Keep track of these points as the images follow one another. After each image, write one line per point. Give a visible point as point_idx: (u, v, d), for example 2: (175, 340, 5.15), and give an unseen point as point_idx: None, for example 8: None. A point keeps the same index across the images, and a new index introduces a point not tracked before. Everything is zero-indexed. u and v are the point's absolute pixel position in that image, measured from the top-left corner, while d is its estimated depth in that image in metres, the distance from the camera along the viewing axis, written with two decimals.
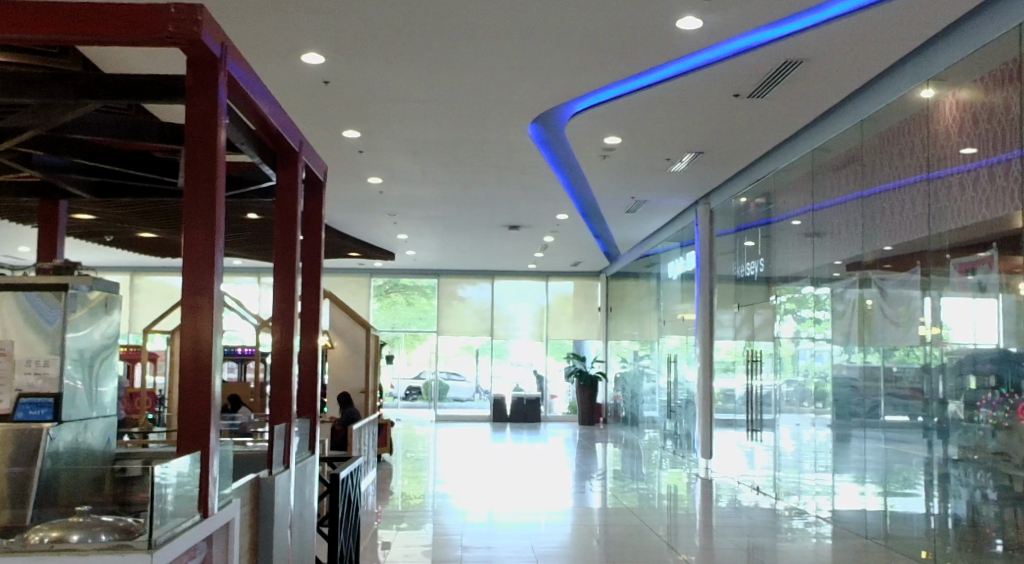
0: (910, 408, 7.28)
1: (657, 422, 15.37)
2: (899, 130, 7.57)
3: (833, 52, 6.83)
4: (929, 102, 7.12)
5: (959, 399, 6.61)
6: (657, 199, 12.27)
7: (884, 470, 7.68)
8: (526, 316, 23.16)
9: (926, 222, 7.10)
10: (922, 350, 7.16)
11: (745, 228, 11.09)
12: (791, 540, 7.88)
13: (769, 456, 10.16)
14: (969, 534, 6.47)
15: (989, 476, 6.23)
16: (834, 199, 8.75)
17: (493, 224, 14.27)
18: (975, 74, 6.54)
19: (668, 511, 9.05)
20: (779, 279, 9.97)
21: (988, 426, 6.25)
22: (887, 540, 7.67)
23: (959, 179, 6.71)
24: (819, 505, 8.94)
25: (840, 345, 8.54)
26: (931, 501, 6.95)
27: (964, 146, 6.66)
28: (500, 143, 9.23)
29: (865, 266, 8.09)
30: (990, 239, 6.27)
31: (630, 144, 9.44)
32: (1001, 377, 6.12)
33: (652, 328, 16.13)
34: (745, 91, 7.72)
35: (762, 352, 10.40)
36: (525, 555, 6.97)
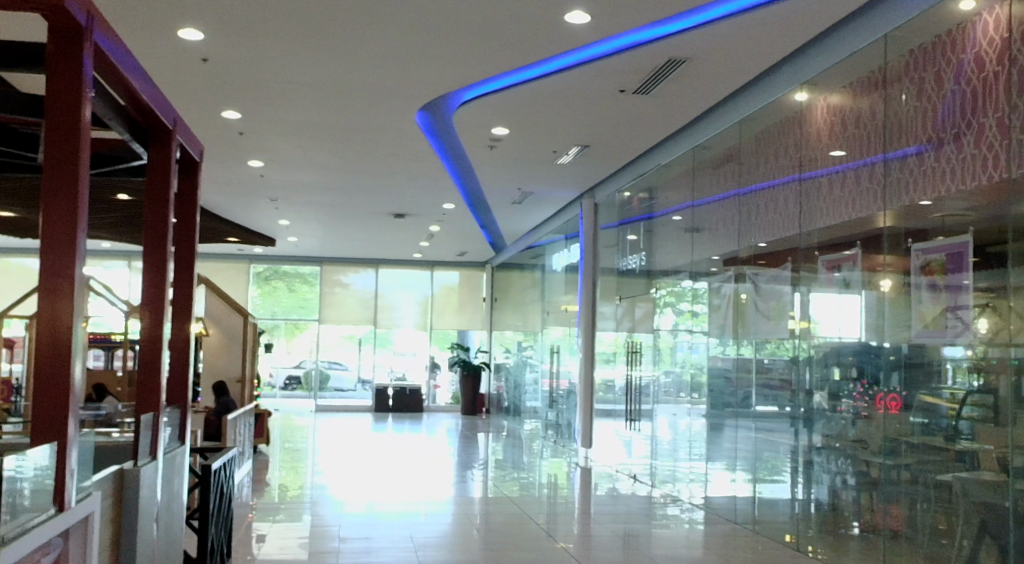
0: (780, 399, 7.58)
1: (539, 412, 15.55)
2: (774, 131, 7.86)
3: (713, 53, 7.03)
4: (802, 105, 7.41)
5: (824, 390, 6.92)
6: (542, 190, 12.37)
7: (753, 458, 7.98)
8: (410, 306, 23.04)
9: (797, 220, 7.40)
10: (791, 342, 7.47)
11: (627, 222, 11.31)
12: (664, 526, 8.11)
13: (646, 445, 10.40)
14: (829, 518, 6.79)
15: (848, 463, 6.55)
16: (712, 196, 9.03)
17: (378, 212, 14.11)
18: (844, 80, 6.85)
19: (547, 500, 9.17)
20: (659, 272, 10.21)
21: (849, 416, 6.57)
22: (754, 526, 7.96)
23: (827, 180, 7.02)
24: (693, 492, 9.21)
25: (715, 337, 8.82)
26: (796, 488, 7.26)
27: (833, 149, 6.97)
28: (386, 130, 9.12)
29: (740, 261, 8.37)
30: (855, 237, 6.59)
31: (517, 136, 9.48)
32: (862, 369, 6.45)
33: (535, 319, 16.30)
34: (630, 87, 7.87)
35: (642, 343, 10.64)
36: (403, 546, 6.92)
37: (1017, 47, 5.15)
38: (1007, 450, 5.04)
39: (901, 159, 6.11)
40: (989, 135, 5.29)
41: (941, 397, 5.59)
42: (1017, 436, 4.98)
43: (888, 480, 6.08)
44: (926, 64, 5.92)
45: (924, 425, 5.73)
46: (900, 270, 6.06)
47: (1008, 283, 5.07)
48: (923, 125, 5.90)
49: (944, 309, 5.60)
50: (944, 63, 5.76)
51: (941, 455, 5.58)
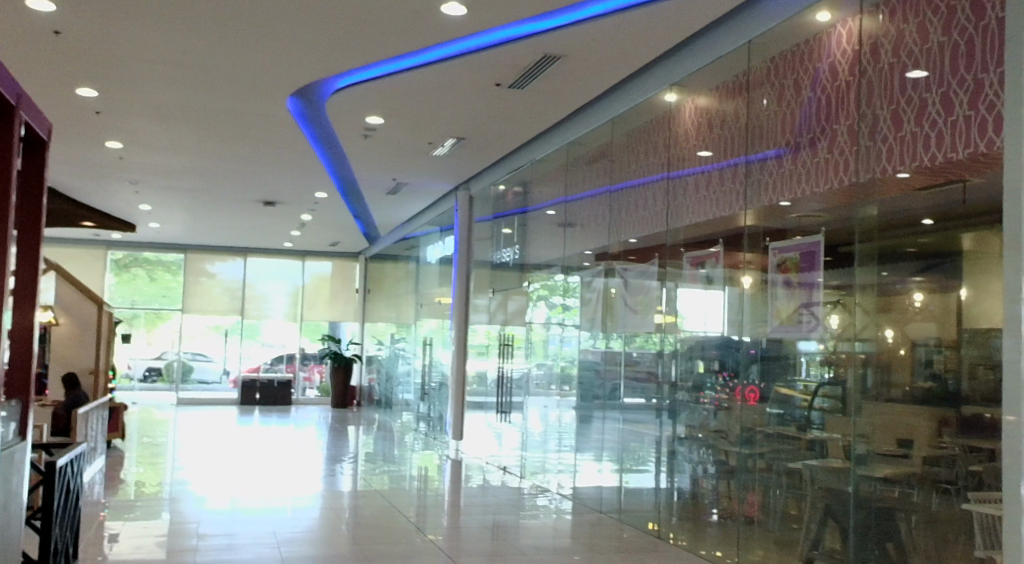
0: (646, 391, 7.78)
1: (410, 404, 15.48)
2: (644, 130, 8.05)
3: (587, 51, 7.14)
4: (671, 106, 7.61)
5: (688, 382, 7.15)
6: (417, 182, 12.30)
7: (620, 448, 8.17)
8: (280, 296, 22.53)
9: (665, 217, 7.61)
10: (657, 336, 7.68)
11: (501, 216, 11.38)
12: (532, 517, 8.21)
13: (517, 437, 10.51)
14: (689, 506, 7.02)
15: (708, 452, 6.80)
16: (584, 191, 9.18)
17: (246, 199, 13.72)
18: (711, 83, 7.08)
19: (417, 492, 9.14)
20: (533, 266, 10.32)
21: (711, 407, 6.81)
22: (619, 514, 8.16)
23: (693, 179, 7.24)
24: (562, 483, 9.36)
25: (586, 331, 8.98)
26: (660, 477, 7.48)
27: (700, 149, 7.19)
28: (255, 114, 8.85)
29: (610, 257, 8.55)
30: (717, 235, 6.83)
31: (391, 126, 9.38)
32: (724, 362, 6.69)
33: (409, 311, 16.21)
34: (506, 82, 7.91)
35: (515, 336, 10.74)
36: (266, 542, 6.76)
37: (867, 59, 5.45)
38: (853, 438, 5.33)
39: (762, 161, 6.36)
40: (841, 141, 5.58)
41: (795, 388, 5.86)
42: (862, 425, 5.27)
43: (744, 468, 6.33)
44: (786, 71, 6.18)
45: (779, 417, 5.99)
46: (759, 268, 6.32)
47: (856, 281, 5.36)
48: (782, 129, 6.17)
49: (798, 305, 5.88)
50: (801, 71, 6.03)
51: (792, 444, 5.85)
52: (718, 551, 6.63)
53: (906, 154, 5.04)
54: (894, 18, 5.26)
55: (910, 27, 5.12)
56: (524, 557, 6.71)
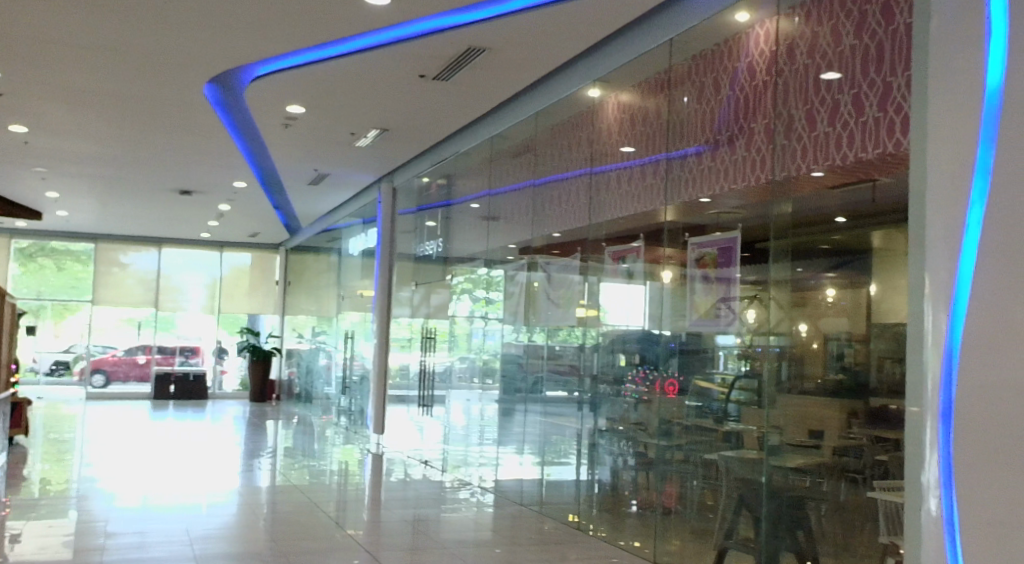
0: (568, 384, 7.83)
1: (331, 398, 15.31)
2: (568, 125, 8.09)
3: (511, 45, 7.14)
4: (595, 101, 7.67)
5: (610, 375, 7.22)
6: (339, 173, 12.14)
7: (542, 441, 8.21)
8: (196, 288, 22.02)
9: (587, 212, 7.66)
10: (579, 330, 7.74)
11: (425, 208, 11.32)
12: (453, 510, 8.20)
13: (439, 430, 10.47)
14: (609, 497, 7.10)
15: (628, 444, 6.88)
16: (508, 185, 9.19)
17: (161, 188, 13.35)
18: (633, 80, 7.15)
19: (337, 487, 9.04)
20: (456, 259, 10.28)
21: (631, 400, 6.89)
22: (540, 506, 8.21)
23: (615, 174, 7.31)
24: (484, 475, 9.37)
25: (509, 324, 9.00)
26: (581, 469, 7.55)
27: (622, 145, 7.26)
28: (170, 100, 8.60)
29: (533, 250, 8.57)
30: (639, 230, 6.91)
31: (312, 115, 9.23)
32: (644, 355, 6.78)
33: (330, 303, 16.02)
34: (430, 73, 7.85)
35: (437, 329, 10.70)
36: (178, 540, 6.59)
37: (783, 60, 5.57)
38: (767, 429, 5.46)
39: (682, 158, 6.45)
40: (758, 139, 5.69)
41: (713, 381, 5.96)
42: (776, 417, 5.40)
43: (663, 460, 6.43)
44: (706, 70, 6.29)
45: (697, 409, 6.09)
46: (678, 263, 6.42)
47: (773, 276, 5.50)
48: (702, 127, 6.27)
49: (716, 299, 5.99)
50: (721, 70, 6.14)
51: (709, 436, 5.96)
52: (636, 541, 6.71)
53: (819, 153, 5.17)
54: (809, 20, 5.39)
55: (824, 30, 5.26)
56: (445, 550, 6.70)
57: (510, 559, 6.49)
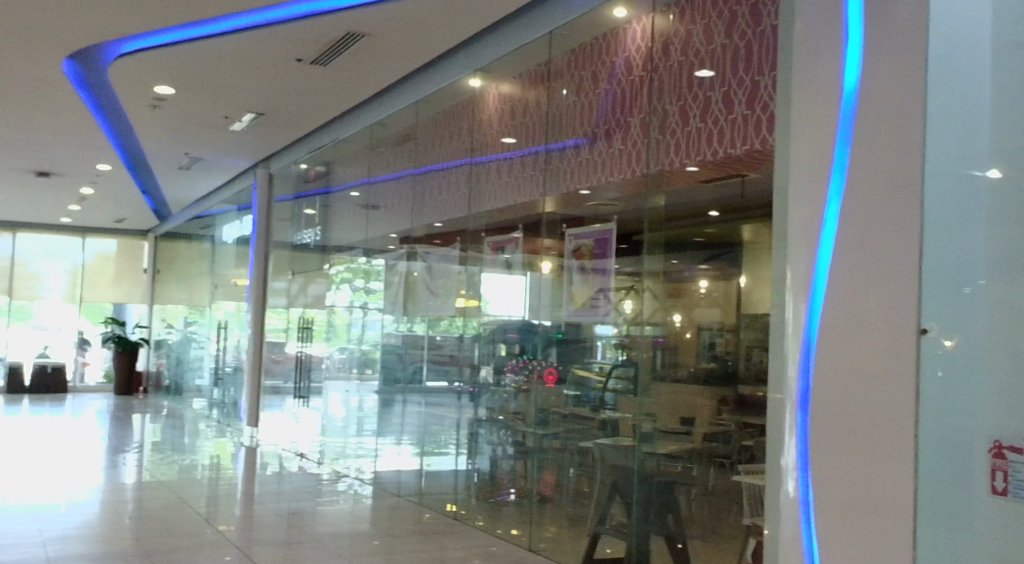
0: (448, 375, 7.82)
1: (203, 390, 14.82)
2: (449, 114, 8.06)
3: (391, 31, 7.05)
4: (476, 91, 7.66)
5: (490, 364, 7.23)
6: (211, 158, 11.74)
7: (421, 432, 8.17)
8: (56, 276, 20.93)
9: (467, 202, 7.66)
10: (459, 321, 7.72)
11: (302, 196, 11.09)
12: (329, 503, 8.07)
13: (316, 421, 10.28)
14: (487, 487, 7.13)
15: (507, 434, 6.93)
16: (388, 174, 9.09)
17: (16, 169, 12.59)
18: (513, 71, 7.18)
19: (208, 482, 8.76)
20: (335, 248, 10.11)
21: (511, 389, 6.93)
22: (419, 497, 8.17)
23: (495, 165, 7.32)
24: (362, 467, 9.25)
25: (388, 314, 8.90)
26: (460, 459, 7.55)
27: (502, 135, 7.28)
28: (27, 76, 8.11)
29: (413, 240, 8.50)
30: (518, 221, 6.95)
31: (183, 97, 8.88)
32: (524, 345, 6.82)
33: (202, 293, 15.49)
34: (308, 57, 7.67)
35: (316, 319, 10.50)
36: (30, 542, 6.24)
37: (659, 56, 5.70)
38: (641, 417, 5.58)
39: (561, 150, 6.51)
40: (633, 133, 5.80)
41: (591, 370, 6.05)
42: (650, 405, 5.53)
43: (540, 449, 6.50)
44: (584, 63, 6.37)
45: (575, 398, 6.17)
46: (556, 253, 6.49)
47: (650, 267, 5.62)
48: (580, 120, 6.35)
49: (592, 290, 6.09)
50: (599, 64, 6.23)
51: (585, 424, 6.05)
52: (513, 529, 6.76)
53: (690, 147, 5.31)
54: (683, 18, 5.53)
55: (697, 28, 5.40)
56: (319, 544, 6.58)
57: (386, 551, 6.44)
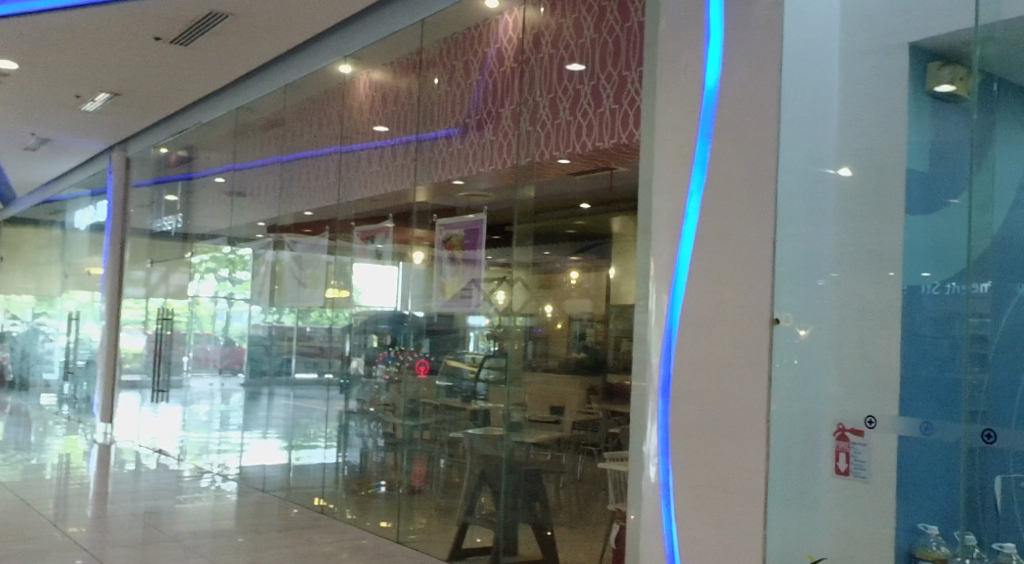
0: (318, 366, 7.66)
1: (52, 385, 14.03)
2: (318, 100, 7.88)
3: (257, 12, 6.82)
4: (346, 77, 7.51)
5: (361, 355, 7.11)
6: (62, 138, 11.09)
7: (289, 425, 7.98)
8: None
9: (336, 190, 7.52)
10: (327, 312, 7.57)
11: (163, 181, 10.63)
12: (190, 500, 7.78)
13: (177, 416, 9.89)
14: (356, 480, 7.03)
15: (378, 426, 6.84)
16: (254, 160, 8.81)
17: None
18: (384, 58, 7.08)
19: (58, 482, 8.29)
20: (197, 237, 9.74)
21: (382, 381, 6.84)
22: (285, 492, 7.99)
23: (366, 153, 7.21)
24: (226, 463, 8.96)
25: (255, 305, 8.64)
26: (328, 452, 7.42)
27: (373, 124, 7.17)
28: None
29: (280, 229, 8.28)
30: (389, 211, 6.86)
31: (30, 73, 8.34)
32: (395, 336, 6.72)
33: (52, 282, 14.65)
34: (168, 36, 7.34)
35: (177, 310, 10.09)
36: None
37: (530, 49, 5.72)
38: (510, 407, 5.63)
39: (432, 140, 6.47)
40: (505, 124, 5.82)
41: (463, 360, 6.01)
42: (519, 395, 5.58)
43: (411, 440, 6.45)
44: (456, 53, 6.33)
45: (447, 388, 6.13)
46: (427, 243, 6.43)
47: (522, 259, 5.66)
48: (451, 110, 6.32)
49: (462, 281, 6.07)
50: (470, 54, 6.21)
51: (456, 414, 6.04)
52: (383, 522, 6.69)
53: (560, 140, 5.36)
54: (554, 12, 5.57)
55: (567, 22, 5.45)
56: (177, 543, 6.34)
57: (250, 547, 6.27)
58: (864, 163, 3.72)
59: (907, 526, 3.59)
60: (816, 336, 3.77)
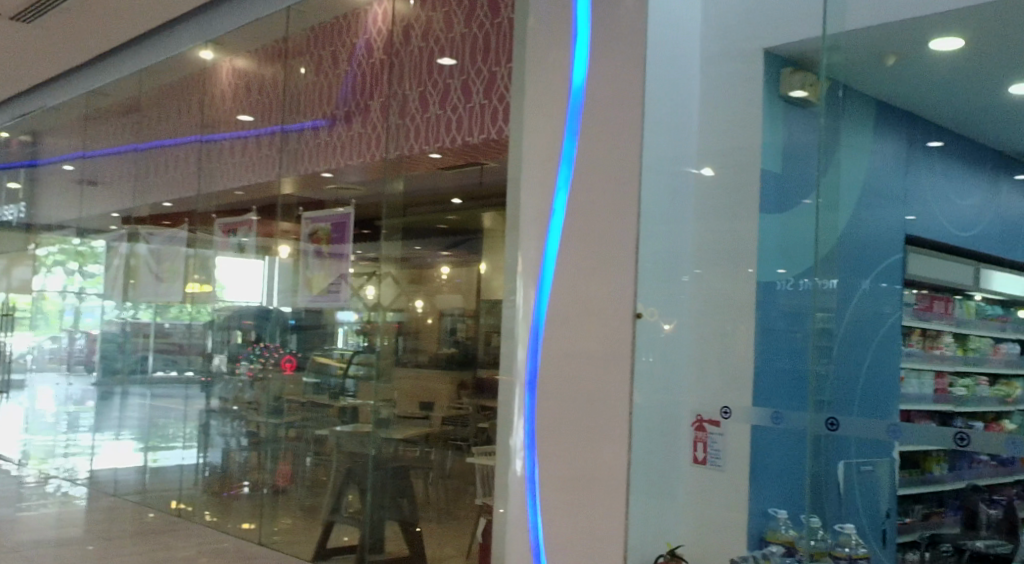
0: (176, 364, 7.36)
1: None
2: (177, 87, 7.56)
3: None
4: (207, 64, 7.21)
5: (223, 352, 6.85)
6: None
7: (145, 426, 7.65)
8: None
9: (196, 181, 7.24)
10: (186, 308, 7.27)
11: (5, 168, 9.97)
12: (34, 508, 7.34)
13: (21, 418, 9.31)
14: (217, 481, 6.79)
15: (241, 425, 6.64)
16: (107, 148, 8.39)
17: None
18: (247, 46, 6.85)
19: None
20: (43, 228, 9.20)
21: (246, 378, 6.62)
22: (139, 496, 7.63)
23: (228, 144, 6.97)
24: (75, 467, 8.49)
25: (107, 301, 8.22)
26: (188, 453, 7.15)
27: (236, 113, 6.94)
28: None
29: (134, 220, 7.92)
30: (252, 203, 6.66)
31: None
32: (260, 332, 6.49)
33: None
34: (9, 12, 6.87)
35: (21, 306, 9.50)
36: None
37: (399, 41, 5.65)
38: (378, 403, 5.54)
39: (298, 131, 6.31)
40: (373, 117, 5.73)
41: (331, 357, 5.89)
42: (388, 391, 5.51)
43: (275, 439, 6.30)
44: (324, 44, 6.20)
45: (314, 385, 6.01)
46: (293, 237, 6.26)
47: (394, 253, 5.59)
48: (319, 101, 6.18)
49: (329, 276, 5.95)
50: (338, 44, 6.09)
51: (322, 412, 5.93)
52: (245, 523, 6.48)
53: (431, 134, 5.30)
54: (424, 5, 5.51)
55: (437, 16, 5.40)
56: (18, 554, 5.96)
57: (101, 555, 5.96)
58: (724, 164, 3.87)
59: (758, 511, 3.75)
60: (679, 330, 3.90)
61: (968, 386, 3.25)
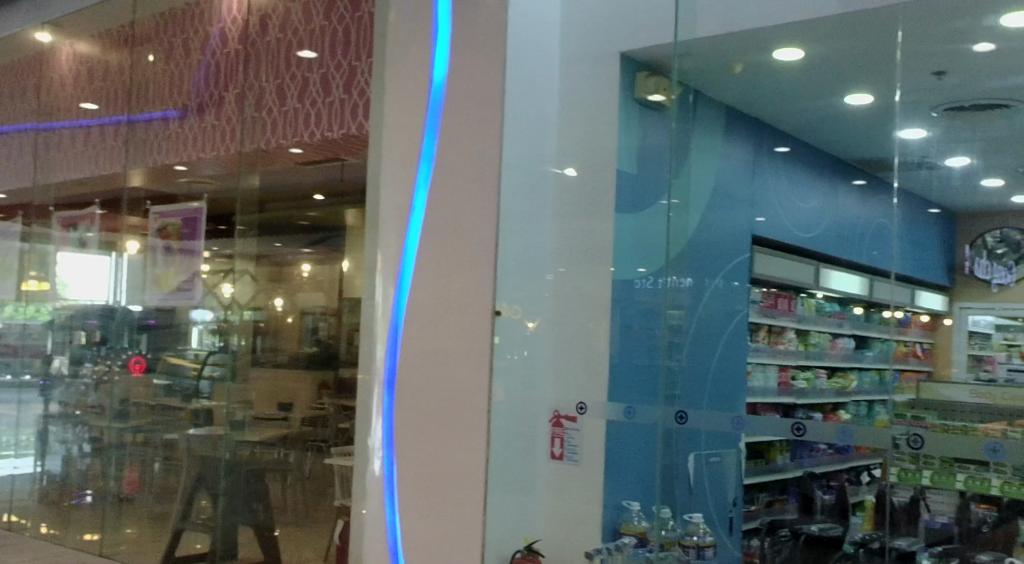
0: (10, 367, 6.91)
1: None
2: (11, 71, 7.07)
3: None
4: (44, 47, 6.76)
5: (64, 354, 6.47)
6: None
7: None
8: None
9: (32, 172, 6.81)
10: (22, 307, 6.82)
11: None
12: None
13: None
14: (54, 491, 6.40)
15: (83, 430, 6.29)
16: None
17: None
18: (91, 30, 6.48)
19: None
20: None
21: (89, 381, 6.27)
22: None
23: (70, 133, 6.57)
24: None
25: None
26: (22, 462, 6.71)
27: (78, 100, 6.56)
28: None
29: None
30: (95, 196, 6.33)
31: None
32: (105, 333, 6.16)
33: None
34: None
35: None
36: None
37: (256, 33, 5.44)
38: (232, 405, 5.42)
39: (147, 122, 6.01)
40: (228, 109, 5.51)
41: (185, 357, 5.66)
42: (244, 392, 5.38)
43: (120, 444, 6.01)
44: (175, 31, 5.93)
45: (166, 388, 5.75)
46: (140, 232, 6.00)
47: (250, 250, 5.45)
48: (170, 90, 5.90)
49: (179, 274, 5.70)
50: (191, 32, 5.84)
51: (173, 415, 5.70)
52: (86, 535, 6.11)
53: (288, 129, 5.12)
54: None
55: (296, 7, 5.22)
56: None
57: None
58: (586, 164, 4.04)
59: (613, 503, 3.98)
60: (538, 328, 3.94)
61: (807, 380, 3.76)
